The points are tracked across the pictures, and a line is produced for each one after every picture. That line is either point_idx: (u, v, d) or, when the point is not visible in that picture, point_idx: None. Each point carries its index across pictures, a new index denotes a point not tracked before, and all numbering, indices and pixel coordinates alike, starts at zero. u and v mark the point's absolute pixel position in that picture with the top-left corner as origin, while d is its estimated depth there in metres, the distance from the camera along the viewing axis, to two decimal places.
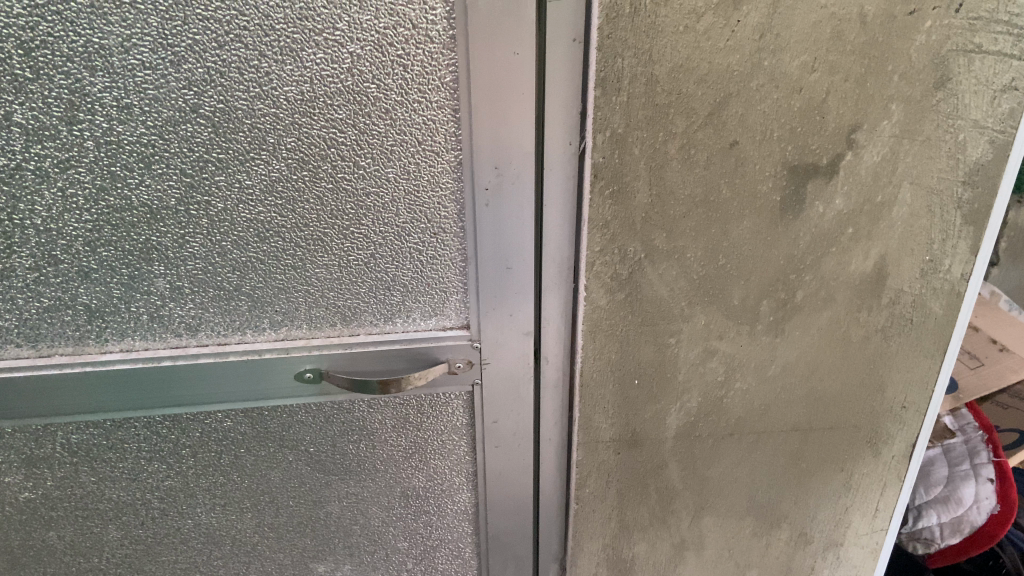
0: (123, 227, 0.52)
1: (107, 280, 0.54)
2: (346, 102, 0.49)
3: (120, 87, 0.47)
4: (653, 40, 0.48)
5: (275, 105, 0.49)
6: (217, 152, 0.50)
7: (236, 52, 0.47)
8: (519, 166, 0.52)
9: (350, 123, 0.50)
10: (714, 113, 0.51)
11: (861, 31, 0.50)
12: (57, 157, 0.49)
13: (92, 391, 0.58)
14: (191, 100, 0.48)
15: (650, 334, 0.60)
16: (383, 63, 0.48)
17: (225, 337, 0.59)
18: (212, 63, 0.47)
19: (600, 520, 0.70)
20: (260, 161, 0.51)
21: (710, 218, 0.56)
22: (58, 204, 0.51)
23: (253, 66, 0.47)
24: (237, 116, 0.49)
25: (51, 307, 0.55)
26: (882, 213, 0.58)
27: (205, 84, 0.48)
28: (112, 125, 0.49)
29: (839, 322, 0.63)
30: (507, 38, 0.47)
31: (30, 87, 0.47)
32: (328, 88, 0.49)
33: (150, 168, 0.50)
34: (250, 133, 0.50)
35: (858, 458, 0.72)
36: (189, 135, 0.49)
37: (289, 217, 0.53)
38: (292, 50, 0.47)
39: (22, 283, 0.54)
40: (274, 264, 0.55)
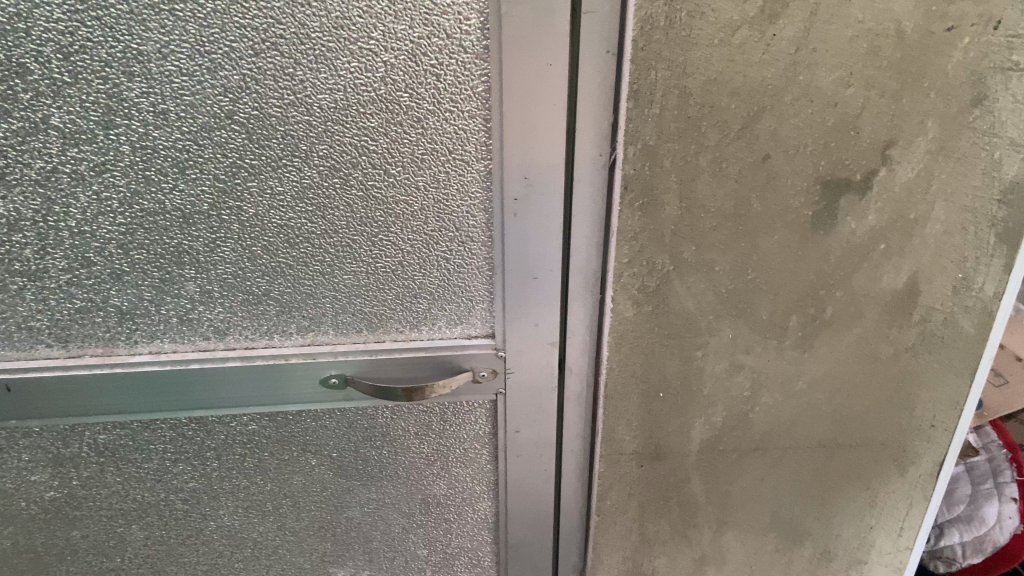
0: (155, 231, 0.53)
1: (138, 282, 0.55)
2: (378, 111, 0.49)
3: (157, 93, 0.48)
4: (687, 53, 0.48)
5: (309, 113, 0.49)
6: (250, 158, 0.51)
7: (271, 60, 0.47)
8: (548, 177, 0.52)
9: (382, 132, 0.50)
10: (747, 127, 0.51)
11: (898, 46, 0.49)
12: (93, 161, 0.50)
13: (120, 393, 0.59)
14: (226, 106, 0.49)
15: (676, 346, 0.60)
16: (416, 72, 0.48)
17: (252, 341, 0.59)
18: (247, 70, 0.47)
19: (621, 532, 0.70)
20: (292, 167, 0.51)
21: (740, 232, 0.55)
22: (93, 207, 0.51)
23: (288, 74, 0.48)
24: (271, 123, 0.49)
25: (82, 308, 0.55)
26: (915, 229, 0.58)
27: (241, 90, 0.48)
28: (147, 129, 0.49)
29: (868, 338, 0.62)
30: (540, 48, 0.47)
31: (69, 91, 0.47)
32: (361, 96, 0.49)
33: (184, 173, 0.51)
34: (283, 140, 0.50)
35: (884, 477, 0.72)
36: (223, 141, 0.50)
37: (319, 223, 0.54)
38: (327, 59, 0.47)
39: (55, 285, 0.54)
40: (302, 270, 0.56)
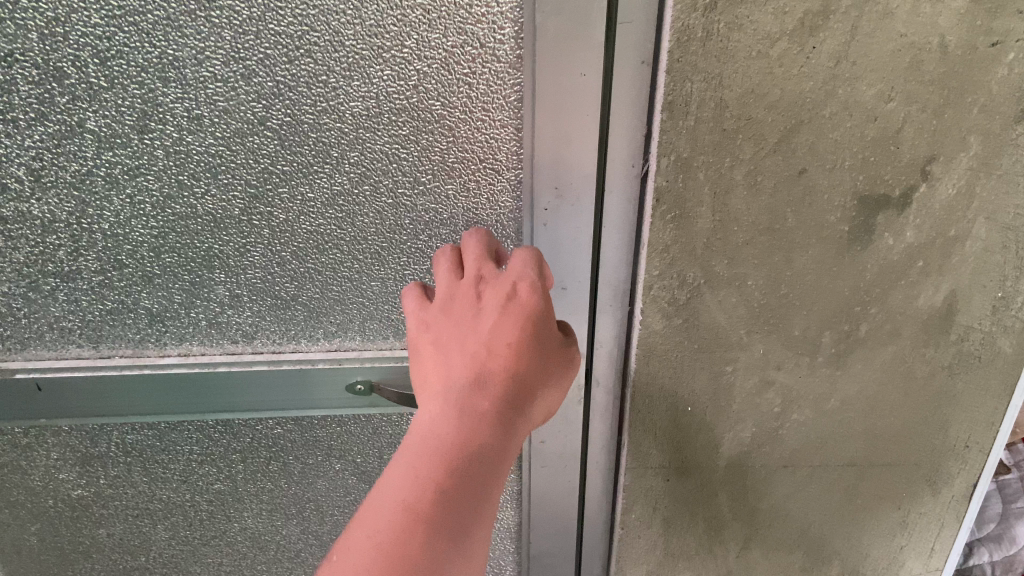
0: (187, 235, 0.53)
1: (169, 285, 0.55)
2: (410, 120, 0.49)
3: (192, 98, 0.48)
4: (724, 64, 0.47)
5: (341, 120, 0.49)
6: (282, 164, 0.51)
7: (305, 67, 0.47)
8: (578, 188, 0.52)
9: (413, 140, 0.50)
10: (784, 140, 0.50)
11: (942, 61, 0.48)
12: (127, 165, 0.50)
13: (148, 395, 0.59)
14: (258, 112, 0.49)
15: (706, 361, 0.59)
16: (449, 80, 0.48)
17: (279, 345, 0.59)
18: (281, 77, 0.47)
19: (645, 545, 0.69)
20: (322, 174, 0.51)
21: (774, 246, 0.54)
22: (126, 211, 0.52)
23: (321, 81, 0.47)
24: (303, 129, 0.49)
25: (113, 309, 0.56)
26: (954, 247, 0.57)
27: (274, 97, 0.48)
28: (181, 134, 0.49)
29: (903, 357, 0.61)
30: (573, 60, 0.47)
31: (105, 95, 0.47)
32: (394, 104, 0.48)
33: (216, 178, 0.51)
34: (315, 146, 0.50)
35: (916, 497, 0.70)
36: (256, 147, 0.50)
37: (347, 230, 0.54)
38: (360, 67, 0.47)
39: (87, 286, 0.54)
40: (331, 275, 0.56)
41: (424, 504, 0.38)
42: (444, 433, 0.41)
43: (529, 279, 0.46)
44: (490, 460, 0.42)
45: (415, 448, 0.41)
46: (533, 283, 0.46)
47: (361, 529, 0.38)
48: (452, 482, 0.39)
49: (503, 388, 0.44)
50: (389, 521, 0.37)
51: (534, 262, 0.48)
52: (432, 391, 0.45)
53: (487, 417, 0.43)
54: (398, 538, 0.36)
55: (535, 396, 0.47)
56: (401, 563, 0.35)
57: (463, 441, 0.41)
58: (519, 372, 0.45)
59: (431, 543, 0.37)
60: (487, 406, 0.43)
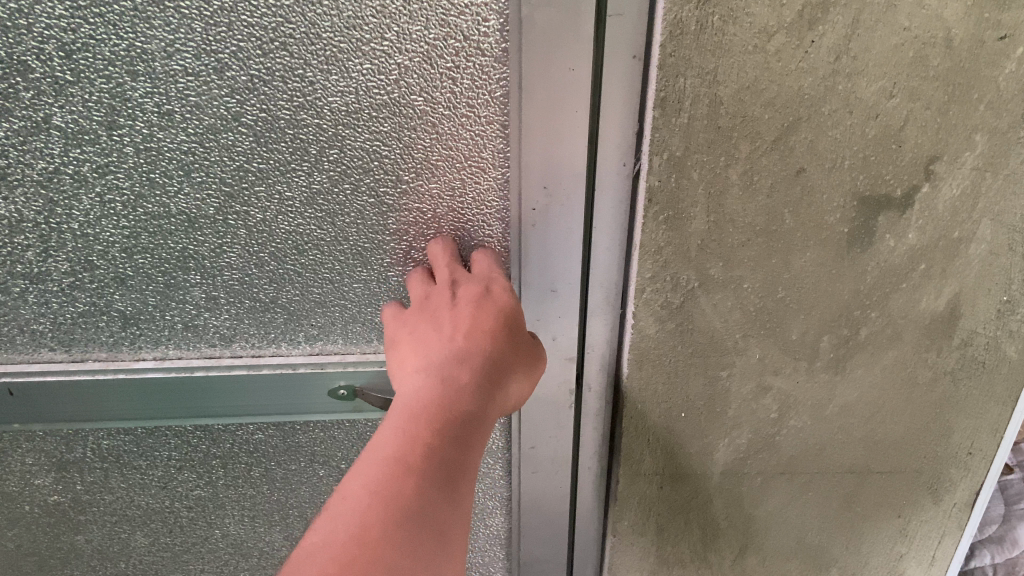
0: (160, 235, 0.51)
1: (142, 287, 0.53)
2: (391, 116, 0.47)
3: (162, 93, 0.45)
4: (719, 59, 0.44)
5: (319, 116, 0.47)
6: (258, 162, 0.49)
7: (280, 61, 0.45)
8: (569, 188, 0.50)
9: (394, 137, 0.48)
10: (781, 139, 0.48)
11: (947, 56, 0.46)
12: (96, 162, 0.48)
13: (124, 398, 0.57)
14: (232, 107, 0.46)
15: (700, 366, 0.57)
16: (432, 75, 0.45)
17: (259, 349, 0.57)
18: (255, 71, 0.45)
19: (638, 553, 0.67)
20: (300, 172, 0.49)
21: (771, 248, 0.52)
22: (97, 210, 0.50)
23: (297, 75, 0.45)
24: (279, 125, 0.47)
25: (85, 311, 0.54)
26: (958, 249, 0.54)
27: (248, 92, 0.46)
28: (152, 130, 0.47)
29: (905, 363, 0.59)
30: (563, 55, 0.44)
31: (71, 90, 0.45)
32: (374, 99, 0.46)
33: (190, 176, 0.49)
34: (292, 143, 0.48)
35: (917, 505, 0.68)
36: (230, 143, 0.48)
37: (328, 230, 0.52)
38: (339, 60, 0.45)
39: (58, 287, 0.53)
40: (311, 277, 0.54)
41: (415, 459, 0.38)
42: (427, 402, 0.41)
43: (501, 280, 0.48)
44: (474, 429, 0.41)
45: (400, 416, 0.40)
46: (505, 284, 0.48)
47: (352, 484, 0.37)
48: (440, 444, 0.39)
49: (484, 362, 0.43)
50: (379, 476, 0.37)
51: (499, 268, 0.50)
52: (410, 369, 0.44)
53: (470, 388, 0.42)
54: (392, 490, 0.36)
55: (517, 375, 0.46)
56: (396, 507, 0.35)
57: (448, 408, 0.41)
58: (501, 349, 0.45)
59: (425, 491, 0.37)
60: (469, 377, 0.43)
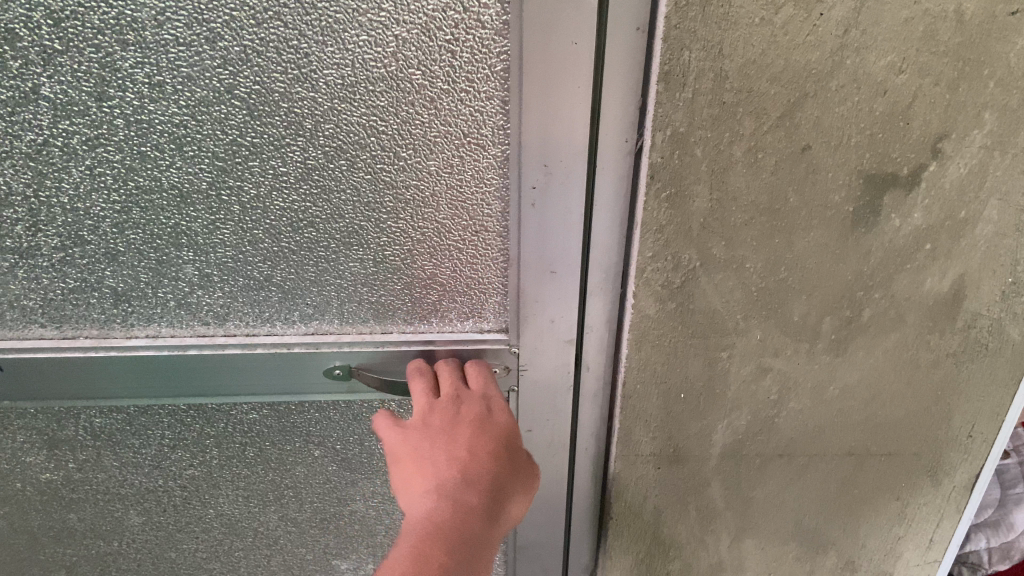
0: (152, 210, 0.50)
1: (134, 263, 0.52)
2: (388, 90, 0.46)
3: (152, 63, 0.44)
4: (725, 32, 0.43)
5: (314, 89, 0.46)
6: (251, 136, 0.47)
7: (274, 31, 0.43)
8: (570, 169, 0.48)
9: (392, 111, 0.47)
10: (787, 115, 0.47)
11: (958, 31, 0.45)
12: (85, 134, 0.47)
13: (115, 376, 0.56)
14: (225, 81, 0.45)
15: (700, 347, 0.56)
16: (431, 47, 0.44)
17: (254, 328, 0.57)
18: (248, 41, 0.44)
19: (635, 535, 0.67)
20: (295, 147, 0.48)
21: (774, 228, 0.51)
22: (86, 184, 0.49)
23: (292, 46, 0.44)
24: (274, 99, 0.46)
25: (76, 285, 0.53)
26: (964, 230, 0.54)
27: (241, 63, 0.44)
28: (143, 102, 0.46)
29: (907, 345, 0.58)
30: (567, 30, 0.43)
31: (59, 60, 0.44)
32: (371, 73, 0.45)
33: (182, 150, 0.48)
34: (287, 117, 0.47)
35: (916, 488, 0.67)
36: (222, 116, 0.47)
37: (324, 207, 0.51)
38: (334, 31, 0.43)
39: (48, 263, 0.52)
40: (307, 254, 0.53)
41: None
42: (438, 523, 0.42)
43: (499, 403, 0.51)
44: (480, 551, 0.42)
45: (411, 536, 0.42)
46: (502, 407, 0.51)
47: None
48: (454, 562, 0.40)
49: (488, 484, 0.46)
50: None
51: (494, 385, 0.54)
52: (416, 489, 0.45)
53: (478, 510, 0.44)
54: None
55: (513, 503, 0.48)
56: None
57: (458, 530, 0.42)
58: (501, 475, 0.47)
59: None
60: (476, 500, 0.45)
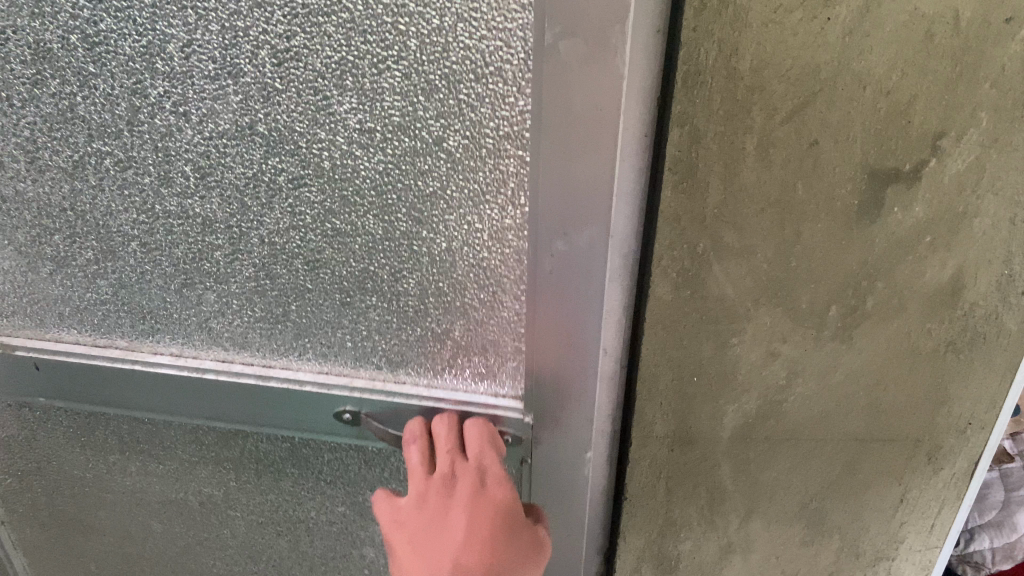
0: (178, 225, 0.58)
1: (158, 280, 0.61)
2: (400, 142, 0.52)
3: (178, 91, 0.52)
4: (738, 34, 0.47)
5: (333, 131, 0.52)
6: (272, 172, 0.55)
7: (295, 71, 0.50)
8: (596, 232, 0.52)
9: (406, 161, 0.52)
10: (796, 112, 0.50)
11: (954, 34, 0.49)
12: (118, 157, 0.56)
13: (140, 391, 0.64)
14: (251, 115, 0.53)
15: (712, 332, 0.60)
16: (451, 100, 0.49)
17: (271, 359, 0.63)
18: (269, 80, 0.51)
19: (649, 514, 0.70)
20: (311, 186, 0.55)
21: (783, 219, 0.55)
22: (117, 202, 0.58)
23: (312, 86, 0.51)
24: (292, 137, 0.53)
25: (123, 299, 0.63)
26: (962, 223, 0.57)
27: (260, 99, 0.52)
28: (171, 131, 0.54)
29: (908, 333, 0.62)
30: (582, 95, 0.46)
31: (94, 82, 0.53)
32: (388, 120, 0.51)
33: (206, 179, 0.56)
34: (304, 155, 0.54)
35: (917, 474, 0.70)
36: (242, 151, 0.54)
37: (339, 249, 0.57)
38: (353, 77, 0.50)
39: (81, 272, 0.62)
40: (318, 295, 0.60)
41: None
42: None
43: (495, 478, 0.53)
44: None
45: None
46: (498, 479, 0.53)
47: None
48: None
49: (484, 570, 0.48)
50: None
51: (494, 450, 0.56)
52: None
53: None
54: None
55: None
56: None
57: None
58: (500, 556, 0.49)
59: None
60: None
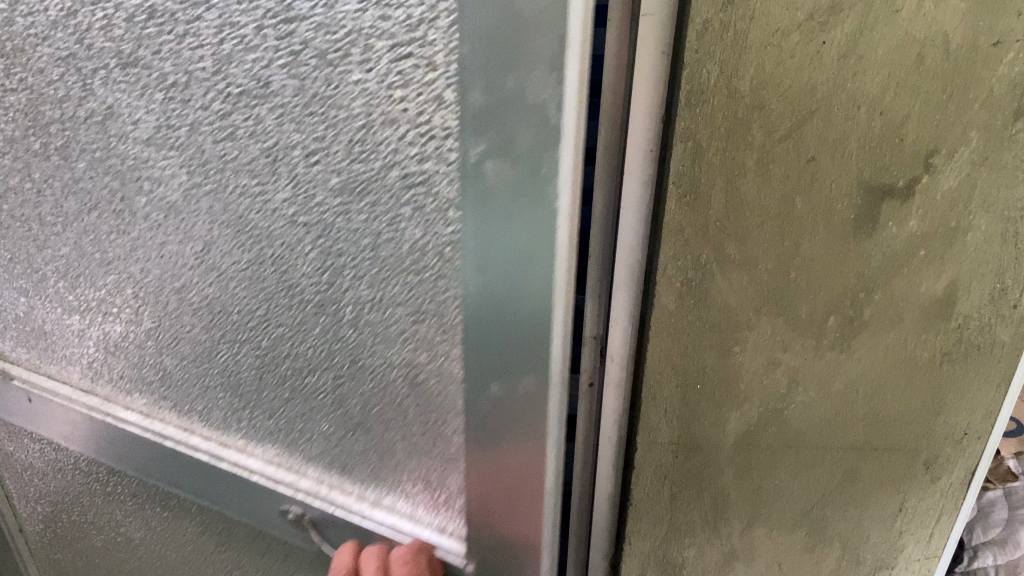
0: (230, 287, 0.70)
1: (225, 356, 0.75)
2: (390, 250, 0.58)
3: (230, 198, 0.64)
4: (738, 55, 0.50)
5: (338, 228, 0.60)
6: (302, 261, 0.64)
7: (301, 165, 0.59)
8: (548, 317, 0.52)
9: (390, 264, 0.59)
10: (795, 129, 0.53)
11: (945, 57, 0.51)
12: (199, 256, 0.70)
13: (156, 466, 0.84)
14: (274, 198, 0.62)
15: (715, 341, 0.62)
16: (448, 180, 0.52)
17: (271, 455, 0.78)
18: (289, 178, 0.60)
19: (653, 519, 0.73)
20: (321, 280, 0.64)
21: (783, 231, 0.57)
22: (192, 293, 0.73)
23: (311, 191, 0.60)
24: (311, 236, 0.62)
25: (150, 376, 0.82)
26: (956, 237, 0.59)
27: (285, 197, 0.61)
28: (230, 233, 0.66)
29: (905, 344, 0.64)
30: (512, 196, 0.49)
31: (172, 181, 0.67)
32: (372, 225, 0.58)
33: (254, 275, 0.67)
34: (322, 252, 0.62)
35: (915, 483, 0.72)
36: (280, 245, 0.64)
37: (350, 334, 0.65)
38: (338, 175, 0.58)
39: (157, 351, 0.80)
40: (339, 369, 0.68)
41: None
42: None
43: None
44: None
45: None
46: None
47: None
48: None
49: None
50: None
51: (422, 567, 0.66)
52: None
53: None
54: None
55: None
56: None
57: None
58: None
59: None
60: None
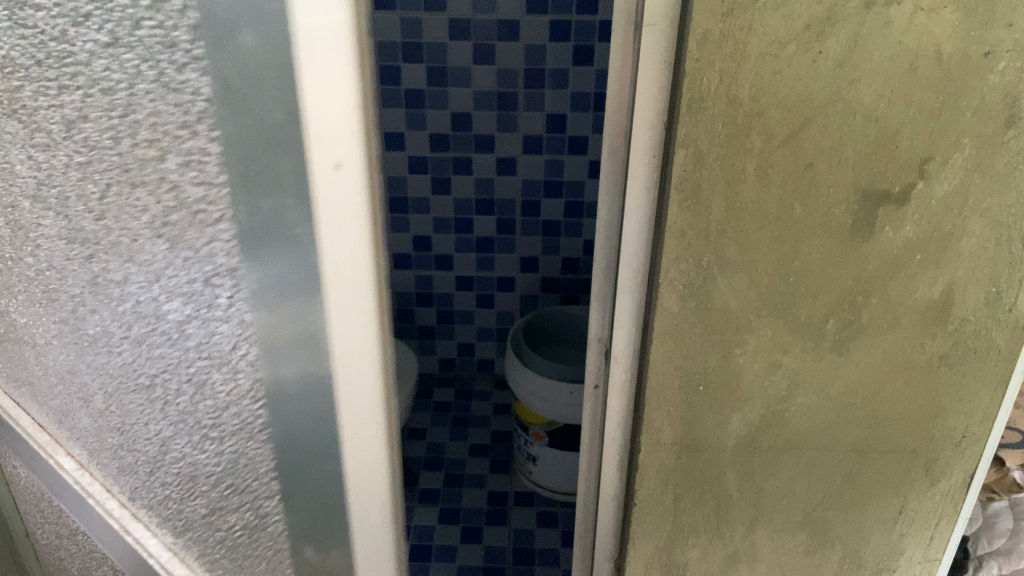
0: (183, 496, 0.62)
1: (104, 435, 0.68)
2: (205, 308, 0.48)
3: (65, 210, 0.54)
4: (737, 64, 0.52)
5: (173, 268, 0.48)
6: (153, 332, 0.54)
7: (95, 151, 0.47)
8: (316, 319, 0.43)
9: (218, 332, 0.48)
10: (793, 136, 0.55)
11: (937, 67, 0.53)
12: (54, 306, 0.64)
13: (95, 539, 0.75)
14: (159, 255, 0.48)
15: (717, 342, 0.64)
16: (178, 85, 0.40)
17: (127, 506, 0.70)
18: (110, 168, 0.47)
19: (657, 520, 0.74)
20: (157, 346, 0.55)
21: (783, 235, 0.59)
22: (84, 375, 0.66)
23: (106, 153, 0.46)
24: (146, 279, 0.51)
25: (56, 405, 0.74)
26: (950, 242, 0.61)
27: (100, 190, 0.49)
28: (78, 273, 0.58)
29: (903, 347, 0.65)
30: (325, 214, 0.39)
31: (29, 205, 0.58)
32: (195, 312, 0.49)
33: (114, 356, 0.60)
34: (153, 321, 0.53)
35: (914, 486, 0.73)
36: (118, 313, 0.56)
37: (197, 409, 0.55)
38: (119, 99, 0.43)
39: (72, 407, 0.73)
40: (187, 426, 0.57)
41: None
42: None
43: None
44: None
45: None
46: None
47: None
48: None
49: None
50: None
51: None
52: None
53: None
54: None
55: None
56: None
57: None
58: None
59: None
60: None
